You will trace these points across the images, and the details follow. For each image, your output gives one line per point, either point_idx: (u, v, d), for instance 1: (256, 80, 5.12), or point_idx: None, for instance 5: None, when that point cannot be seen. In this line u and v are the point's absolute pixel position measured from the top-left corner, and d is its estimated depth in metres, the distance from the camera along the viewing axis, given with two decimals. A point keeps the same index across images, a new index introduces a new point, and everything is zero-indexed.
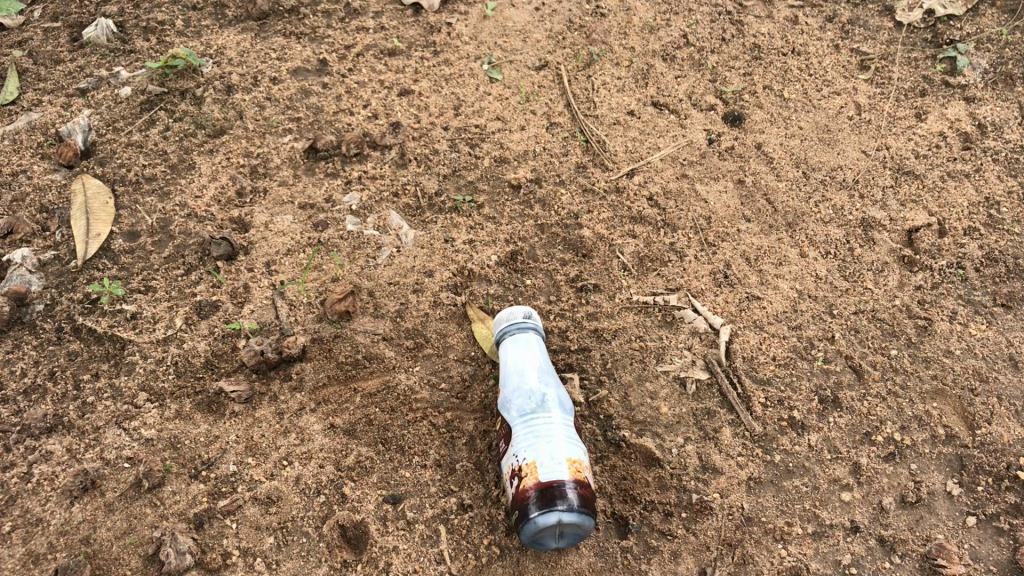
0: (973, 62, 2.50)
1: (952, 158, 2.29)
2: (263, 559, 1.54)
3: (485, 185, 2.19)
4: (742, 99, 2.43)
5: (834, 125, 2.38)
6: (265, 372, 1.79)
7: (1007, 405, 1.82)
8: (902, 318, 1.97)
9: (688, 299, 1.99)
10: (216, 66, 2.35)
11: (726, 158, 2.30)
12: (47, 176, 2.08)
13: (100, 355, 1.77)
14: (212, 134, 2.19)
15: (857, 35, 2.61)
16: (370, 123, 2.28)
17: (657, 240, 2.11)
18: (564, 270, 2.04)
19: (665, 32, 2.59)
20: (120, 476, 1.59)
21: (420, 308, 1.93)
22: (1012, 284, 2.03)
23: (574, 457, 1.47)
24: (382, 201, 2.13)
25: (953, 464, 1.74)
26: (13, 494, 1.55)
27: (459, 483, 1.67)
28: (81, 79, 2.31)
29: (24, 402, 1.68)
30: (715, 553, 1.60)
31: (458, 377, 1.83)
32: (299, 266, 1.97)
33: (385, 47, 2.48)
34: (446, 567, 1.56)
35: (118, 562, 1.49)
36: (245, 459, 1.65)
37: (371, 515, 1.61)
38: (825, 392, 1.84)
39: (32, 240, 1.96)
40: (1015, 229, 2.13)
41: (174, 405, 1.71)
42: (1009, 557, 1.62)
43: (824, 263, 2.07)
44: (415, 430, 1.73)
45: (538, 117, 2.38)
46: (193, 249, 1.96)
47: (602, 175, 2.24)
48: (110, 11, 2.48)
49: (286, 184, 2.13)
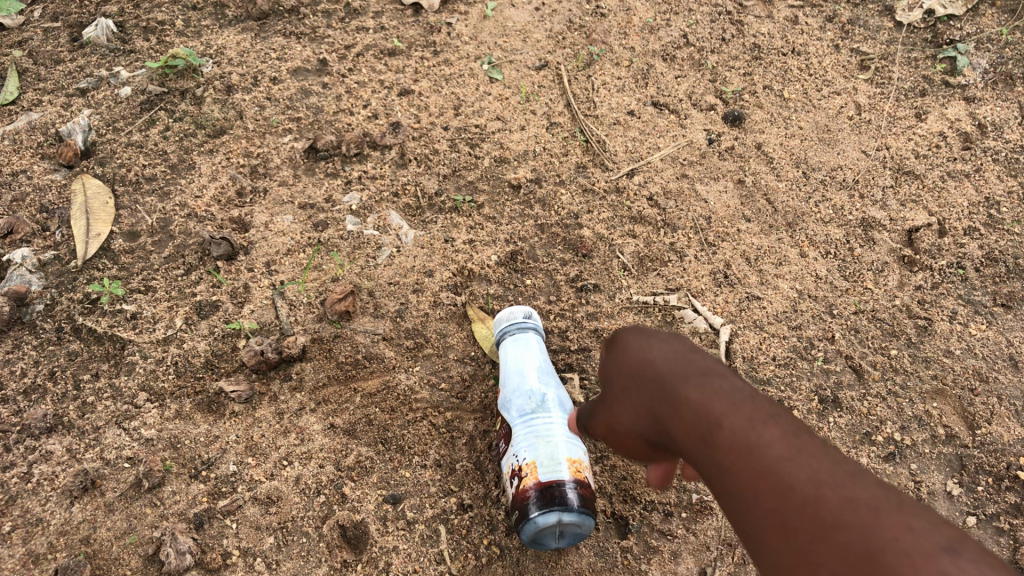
0: (973, 62, 2.50)
1: (953, 158, 2.29)
2: (263, 559, 1.54)
3: (484, 185, 2.19)
4: (742, 99, 2.43)
5: (834, 125, 2.38)
6: (265, 372, 1.79)
7: (1007, 405, 1.82)
8: (902, 318, 1.97)
9: (688, 299, 1.99)
10: (216, 66, 2.35)
11: (726, 159, 2.29)
12: (48, 176, 2.08)
13: (100, 355, 1.77)
14: (212, 134, 2.19)
15: (857, 35, 2.61)
16: (371, 123, 2.28)
17: (657, 240, 2.11)
18: (564, 270, 2.04)
19: (665, 32, 2.59)
20: (121, 476, 1.59)
21: (420, 308, 1.94)
22: (1012, 284, 2.03)
23: (574, 457, 1.47)
24: (383, 201, 2.13)
25: (953, 464, 1.74)
26: (14, 494, 1.55)
27: (459, 483, 1.67)
28: (81, 79, 2.31)
29: (24, 402, 1.68)
30: (715, 553, 1.61)
31: (457, 377, 1.83)
32: (299, 266, 1.97)
33: (385, 47, 2.48)
34: (446, 567, 1.56)
35: (118, 562, 1.49)
36: (245, 459, 1.65)
37: (371, 515, 1.61)
38: (826, 392, 1.84)
39: (32, 240, 1.96)
40: (1014, 228, 2.14)
41: (174, 405, 1.71)
42: (1009, 557, 1.62)
43: (824, 263, 2.07)
44: (415, 430, 1.73)
45: (538, 117, 2.38)
46: (193, 249, 1.96)
47: (602, 175, 2.24)
48: (110, 11, 2.48)
49: (285, 184, 2.12)
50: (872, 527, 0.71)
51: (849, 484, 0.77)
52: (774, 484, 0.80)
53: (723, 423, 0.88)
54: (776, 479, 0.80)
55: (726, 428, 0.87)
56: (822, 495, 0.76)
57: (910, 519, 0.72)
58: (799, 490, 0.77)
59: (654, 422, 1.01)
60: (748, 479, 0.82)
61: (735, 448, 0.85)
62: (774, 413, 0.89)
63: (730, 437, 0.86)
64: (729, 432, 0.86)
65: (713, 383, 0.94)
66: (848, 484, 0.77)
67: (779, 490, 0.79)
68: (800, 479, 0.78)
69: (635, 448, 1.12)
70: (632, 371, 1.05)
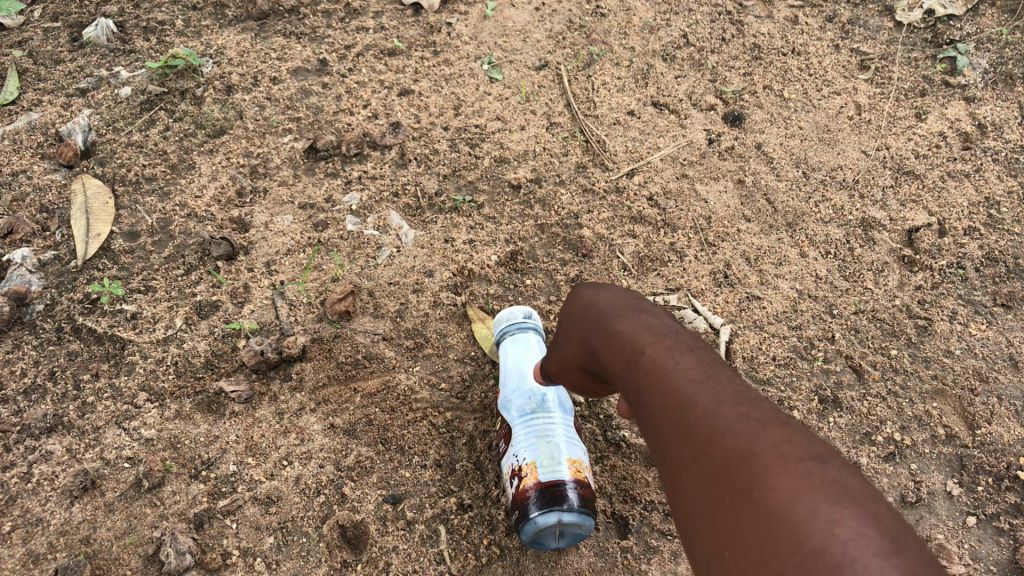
0: (973, 62, 2.50)
1: (953, 158, 2.29)
2: (263, 559, 1.54)
3: (484, 185, 2.19)
4: (742, 99, 2.43)
5: (834, 125, 2.38)
6: (265, 372, 1.79)
7: (1007, 405, 1.82)
8: (902, 318, 1.97)
9: (688, 299, 1.99)
10: (216, 66, 2.35)
11: (726, 158, 2.29)
12: (48, 176, 2.08)
13: (100, 355, 1.77)
14: (212, 134, 2.19)
15: (857, 35, 2.61)
16: (371, 123, 2.28)
17: (657, 240, 2.11)
18: (564, 270, 2.04)
19: (665, 32, 2.59)
20: (121, 476, 1.59)
21: (420, 308, 1.94)
22: (1012, 283, 2.03)
23: (574, 457, 1.47)
24: (383, 201, 2.13)
25: (953, 464, 1.74)
26: (14, 494, 1.55)
27: (459, 483, 1.67)
28: (81, 79, 2.31)
29: (24, 402, 1.68)
30: None
31: (457, 377, 1.83)
32: (299, 266, 1.98)
33: (385, 47, 2.48)
34: (446, 567, 1.56)
35: (118, 562, 1.49)
36: (245, 459, 1.65)
37: (371, 515, 1.61)
38: (826, 392, 1.84)
39: (32, 240, 1.96)
40: (1014, 228, 2.14)
41: (174, 405, 1.71)
42: (1009, 557, 1.62)
43: (824, 263, 2.07)
44: (415, 430, 1.73)
45: (538, 117, 2.38)
46: (193, 249, 1.96)
47: (602, 174, 2.24)
48: (110, 11, 2.48)
49: (285, 184, 2.12)
50: (757, 434, 0.81)
51: (745, 404, 0.87)
52: (679, 400, 0.91)
53: (644, 349, 1.01)
54: (673, 390, 0.92)
55: (645, 352, 1.00)
56: (707, 401, 0.88)
57: (792, 433, 0.81)
58: (691, 398, 0.90)
59: (590, 354, 1.15)
60: (653, 391, 0.95)
61: (649, 367, 0.98)
62: (692, 347, 1.01)
63: (647, 360, 0.99)
64: (646, 356, 0.99)
65: (644, 319, 1.08)
66: (734, 398, 0.89)
67: (674, 396, 0.91)
68: (693, 391, 0.90)
69: (580, 383, 1.25)
70: (577, 311, 1.18)
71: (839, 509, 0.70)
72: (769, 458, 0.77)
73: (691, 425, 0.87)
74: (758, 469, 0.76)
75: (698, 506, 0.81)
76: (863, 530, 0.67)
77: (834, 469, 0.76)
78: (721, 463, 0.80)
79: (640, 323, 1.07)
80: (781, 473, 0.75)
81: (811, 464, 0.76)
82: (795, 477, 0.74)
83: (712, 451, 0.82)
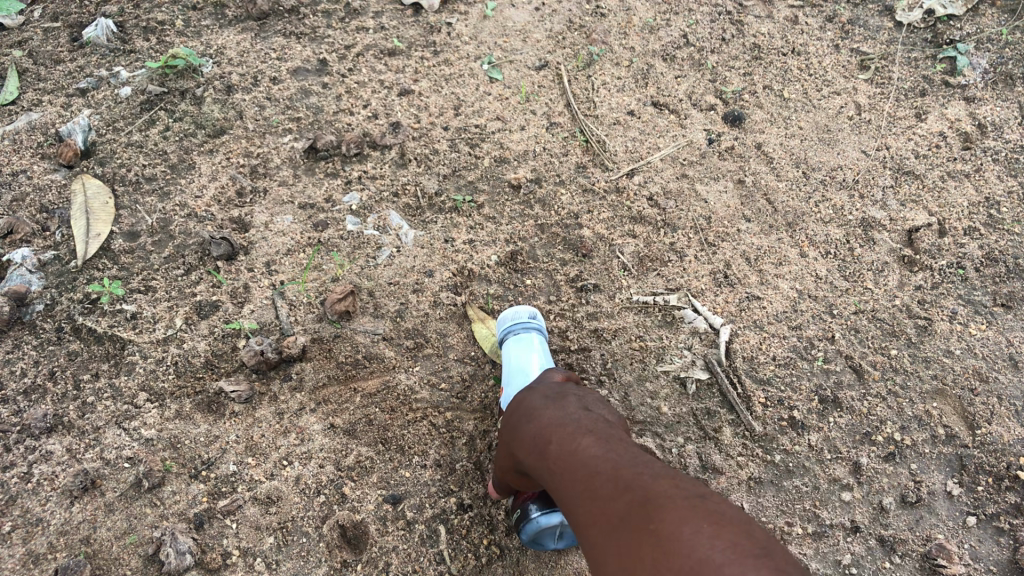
0: (973, 62, 2.50)
1: (953, 158, 2.29)
2: (263, 559, 1.54)
3: (484, 185, 2.19)
4: (742, 99, 2.43)
5: (834, 125, 2.38)
6: (265, 372, 1.79)
7: (1007, 405, 1.82)
8: (902, 318, 1.97)
9: (688, 299, 1.99)
10: (216, 66, 2.35)
11: (726, 159, 2.29)
12: (48, 176, 2.08)
13: (100, 355, 1.77)
14: (212, 134, 2.19)
15: (857, 35, 2.61)
16: (371, 123, 2.28)
17: (657, 240, 2.11)
18: (564, 270, 2.04)
19: (665, 32, 2.59)
20: (120, 476, 1.59)
21: (420, 308, 1.94)
22: (1012, 284, 2.03)
23: None
24: (383, 201, 2.13)
25: (953, 464, 1.74)
26: (13, 494, 1.55)
27: (459, 483, 1.67)
28: (81, 79, 2.31)
29: (24, 402, 1.68)
30: None
31: (457, 378, 1.83)
32: (299, 266, 1.98)
33: (385, 47, 2.48)
34: (446, 567, 1.56)
35: (118, 563, 1.50)
36: (245, 458, 1.65)
37: (371, 515, 1.61)
38: (826, 392, 1.84)
39: (32, 241, 1.96)
40: (1014, 228, 2.14)
41: (174, 405, 1.71)
42: (1009, 557, 1.62)
43: (824, 263, 2.07)
44: (415, 430, 1.73)
45: (538, 117, 2.38)
46: (193, 249, 1.95)
47: (602, 175, 2.24)
48: (110, 11, 2.48)
49: (285, 184, 2.12)
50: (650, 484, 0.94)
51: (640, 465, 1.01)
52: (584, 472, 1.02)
53: (551, 437, 1.14)
54: (581, 462, 1.04)
55: (554, 440, 1.13)
56: (606, 468, 1.00)
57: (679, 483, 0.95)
58: (594, 467, 1.02)
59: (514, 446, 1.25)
60: (563, 466, 1.07)
61: (558, 450, 1.10)
62: (597, 428, 1.14)
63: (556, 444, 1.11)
64: (554, 441, 1.12)
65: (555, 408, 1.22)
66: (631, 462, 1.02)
67: (579, 468, 1.04)
68: (596, 462, 1.03)
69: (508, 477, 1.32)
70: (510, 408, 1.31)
71: (718, 526, 0.83)
72: (661, 499, 0.89)
73: (599, 488, 0.98)
74: (652, 508, 0.88)
75: (605, 554, 0.90)
76: (739, 541, 0.81)
77: (714, 501, 0.90)
78: (622, 513, 0.91)
79: (550, 412, 1.20)
80: (670, 508, 0.87)
81: (695, 498, 0.89)
82: (684, 510, 0.86)
83: (616, 501, 0.93)
